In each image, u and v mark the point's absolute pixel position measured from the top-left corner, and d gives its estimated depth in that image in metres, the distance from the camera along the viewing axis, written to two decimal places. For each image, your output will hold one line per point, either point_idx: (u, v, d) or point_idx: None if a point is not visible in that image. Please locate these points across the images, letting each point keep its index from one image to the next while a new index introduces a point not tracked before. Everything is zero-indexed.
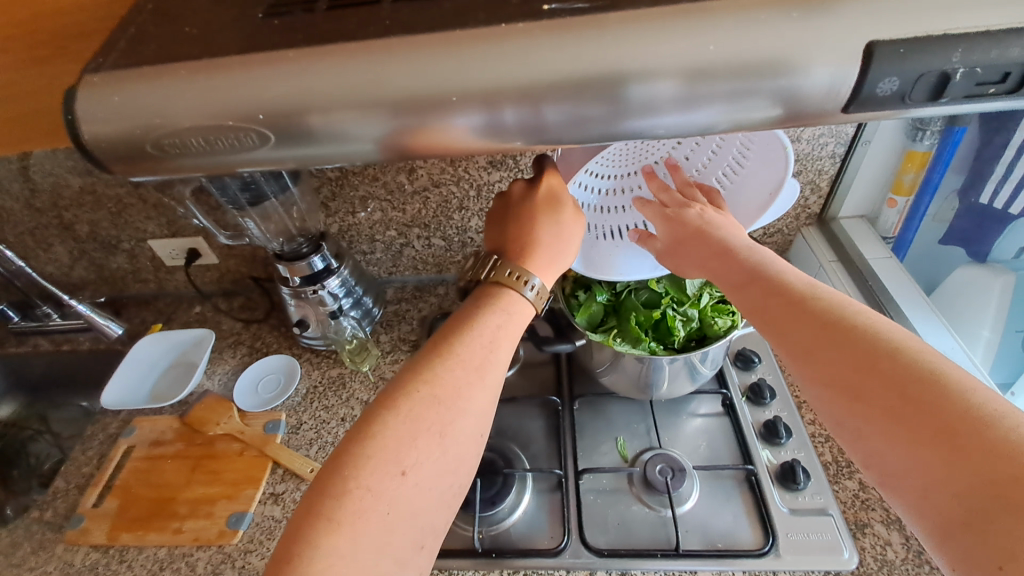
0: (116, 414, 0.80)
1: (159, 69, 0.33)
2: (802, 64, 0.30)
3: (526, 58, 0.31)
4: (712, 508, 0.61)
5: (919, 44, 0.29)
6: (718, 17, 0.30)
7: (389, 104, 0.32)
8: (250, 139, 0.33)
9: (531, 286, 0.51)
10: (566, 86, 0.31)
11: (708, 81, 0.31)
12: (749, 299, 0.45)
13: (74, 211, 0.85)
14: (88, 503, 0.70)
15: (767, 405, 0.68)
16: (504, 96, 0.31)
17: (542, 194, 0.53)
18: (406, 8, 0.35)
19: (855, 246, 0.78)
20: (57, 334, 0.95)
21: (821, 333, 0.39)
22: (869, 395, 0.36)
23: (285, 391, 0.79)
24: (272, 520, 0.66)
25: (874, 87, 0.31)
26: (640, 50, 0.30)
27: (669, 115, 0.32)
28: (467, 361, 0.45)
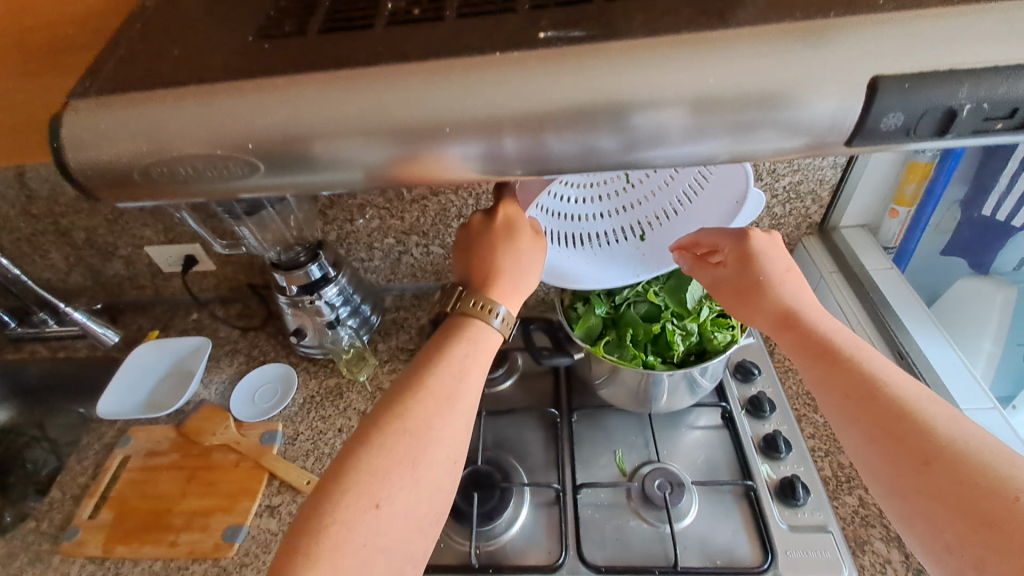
0: (112, 423, 0.80)
1: (145, 95, 0.32)
2: (807, 94, 0.29)
3: (528, 85, 0.30)
4: (711, 523, 0.60)
5: (925, 77, 0.29)
6: (721, 43, 0.30)
7: (388, 133, 0.31)
8: (238, 168, 0.33)
9: (497, 316, 0.50)
10: (565, 116, 0.30)
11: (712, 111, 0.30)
12: (832, 390, 0.45)
13: (71, 218, 0.85)
14: (84, 514, 0.69)
15: (766, 418, 0.68)
16: (506, 123, 0.31)
17: (497, 220, 0.52)
18: (397, 32, 0.34)
19: (856, 257, 0.77)
20: (55, 340, 0.95)
21: (933, 447, 0.38)
22: (991, 520, 0.34)
23: (281, 401, 0.79)
24: (267, 533, 0.65)
25: (878, 121, 0.30)
26: (647, 78, 0.30)
27: (674, 145, 0.32)
28: (437, 392, 0.45)
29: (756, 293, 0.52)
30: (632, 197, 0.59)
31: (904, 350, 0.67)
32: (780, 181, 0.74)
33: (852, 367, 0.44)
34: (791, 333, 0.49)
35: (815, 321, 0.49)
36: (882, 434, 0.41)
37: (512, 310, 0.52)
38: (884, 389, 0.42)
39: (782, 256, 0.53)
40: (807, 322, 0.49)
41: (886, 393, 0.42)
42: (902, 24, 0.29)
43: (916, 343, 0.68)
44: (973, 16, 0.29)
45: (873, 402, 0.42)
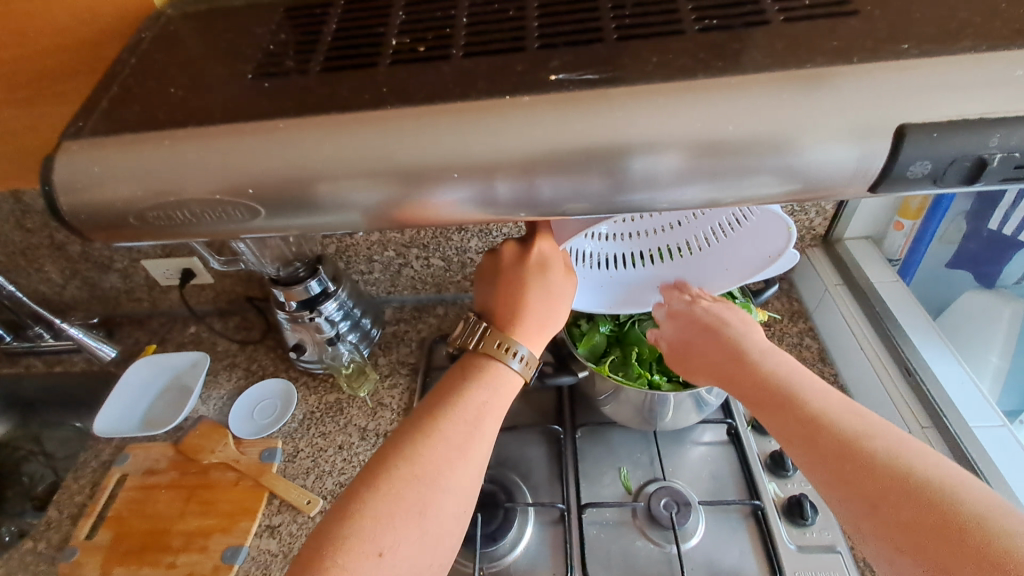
0: (109, 440, 0.79)
1: (140, 135, 0.31)
2: (815, 136, 0.29)
3: (531, 124, 0.29)
4: (718, 543, 0.59)
5: (951, 126, 0.28)
6: (732, 82, 0.29)
7: (384, 175, 0.30)
8: (238, 213, 0.32)
9: (519, 357, 0.50)
10: (565, 160, 0.30)
11: (717, 155, 0.29)
12: (778, 426, 0.45)
13: (66, 232, 0.84)
14: (81, 535, 0.68)
15: (772, 435, 0.67)
16: (506, 166, 0.30)
17: (530, 256, 0.52)
18: (400, 72, 0.33)
19: (859, 269, 0.77)
20: (50, 355, 0.94)
21: (880, 486, 0.38)
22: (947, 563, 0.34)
23: (281, 417, 0.78)
24: (267, 554, 0.64)
25: (905, 169, 0.30)
26: (657, 120, 0.29)
27: (670, 189, 0.31)
28: (449, 438, 0.45)
29: (705, 346, 0.53)
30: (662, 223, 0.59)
31: (913, 365, 0.66)
32: None
33: (797, 409, 0.44)
34: (739, 381, 0.49)
35: (758, 363, 0.49)
36: (831, 475, 0.41)
37: (535, 350, 0.52)
38: (827, 425, 0.42)
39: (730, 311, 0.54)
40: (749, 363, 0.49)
41: (827, 427, 0.42)
42: (916, 64, 0.29)
43: (925, 360, 0.66)
44: (985, 56, 0.29)
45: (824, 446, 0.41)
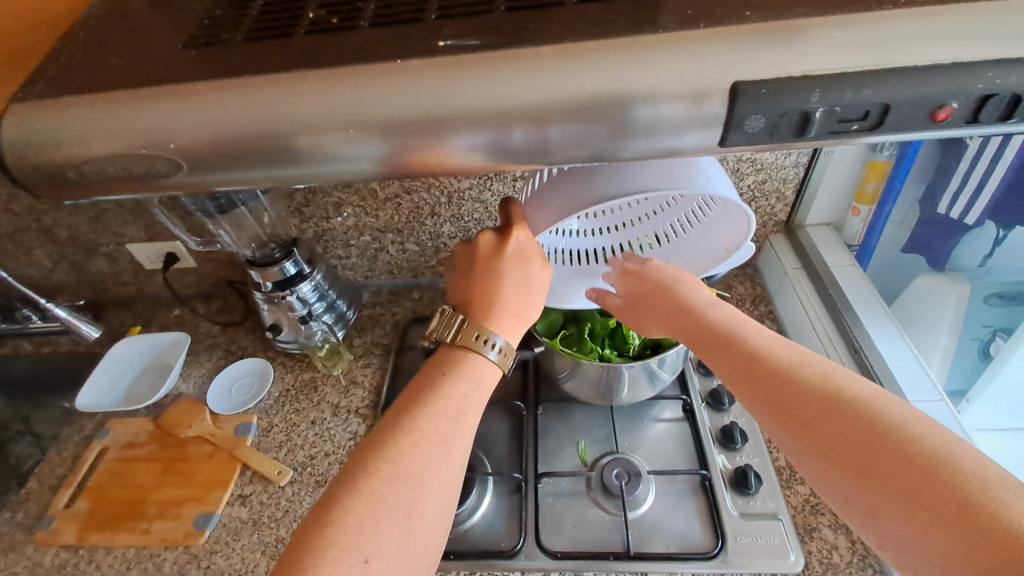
0: (92, 416, 0.82)
1: (92, 103, 0.34)
2: (699, 100, 0.32)
3: (438, 91, 0.33)
4: (667, 511, 0.62)
5: (779, 84, 0.31)
6: (623, 56, 0.32)
7: (392, 125, 0.34)
8: (160, 166, 0.35)
9: (495, 347, 0.52)
10: (569, 108, 0.33)
11: (613, 118, 0.33)
12: (722, 366, 0.47)
13: (52, 215, 0.87)
14: (60, 504, 0.71)
15: (726, 410, 0.70)
16: (427, 126, 0.34)
17: (508, 248, 0.51)
18: (327, 44, 0.36)
19: (818, 253, 0.79)
20: (39, 336, 0.98)
21: (815, 407, 0.39)
22: (873, 470, 0.35)
23: (256, 394, 0.80)
24: (238, 521, 0.67)
25: (742, 124, 0.33)
26: (542, 88, 0.32)
27: (672, 135, 0.34)
28: (431, 436, 0.46)
29: (642, 307, 0.54)
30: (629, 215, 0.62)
31: (858, 343, 0.69)
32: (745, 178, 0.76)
33: (745, 351, 0.45)
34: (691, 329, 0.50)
35: (710, 313, 0.50)
36: (768, 403, 0.42)
37: (511, 341, 0.53)
38: (764, 358, 0.44)
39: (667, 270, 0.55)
40: (691, 311, 0.51)
41: (764, 362, 0.44)
42: (794, 39, 0.31)
43: (870, 340, 0.69)
44: (858, 28, 0.31)
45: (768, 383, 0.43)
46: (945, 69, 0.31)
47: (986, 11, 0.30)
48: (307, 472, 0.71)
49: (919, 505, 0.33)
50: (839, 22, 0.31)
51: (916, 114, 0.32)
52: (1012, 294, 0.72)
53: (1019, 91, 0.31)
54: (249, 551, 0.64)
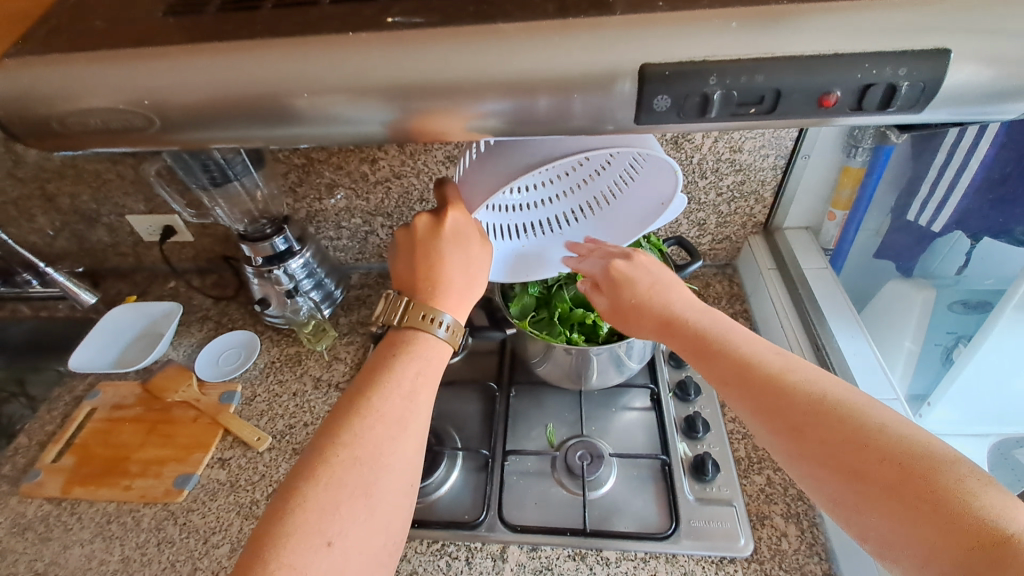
0: (83, 378, 0.85)
1: (80, 64, 0.37)
2: (620, 83, 0.34)
3: (384, 62, 0.35)
4: (626, 493, 0.64)
5: (682, 68, 0.34)
6: (553, 38, 0.34)
7: (393, 94, 0.36)
8: (138, 123, 0.38)
9: (442, 325, 0.52)
10: (561, 84, 0.35)
11: (544, 95, 0.35)
12: (700, 359, 0.49)
13: (56, 183, 0.90)
14: (47, 458, 0.74)
15: (691, 402, 0.71)
16: (379, 96, 0.36)
17: (445, 228, 0.52)
18: (303, 18, 0.38)
19: (794, 257, 0.81)
20: (37, 300, 1.02)
21: (781, 395, 0.42)
22: (835, 450, 0.38)
23: (243, 364, 0.83)
24: (215, 483, 0.70)
25: (652, 104, 0.35)
26: (475, 65, 0.35)
27: (675, 120, 0.36)
28: (386, 417, 0.47)
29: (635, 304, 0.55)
30: (571, 180, 0.62)
31: (821, 341, 0.72)
32: (723, 179, 0.77)
33: (731, 357, 0.47)
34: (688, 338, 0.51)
35: (704, 322, 0.51)
36: (740, 393, 0.45)
37: (460, 318, 0.55)
38: (736, 350, 0.47)
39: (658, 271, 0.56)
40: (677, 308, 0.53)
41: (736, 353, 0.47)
42: (719, 31, 0.33)
43: (835, 343, 0.71)
44: (783, 23, 0.33)
45: (760, 391, 0.44)
46: (826, 61, 0.33)
47: (901, 11, 0.33)
48: (285, 440, 0.74)
49: (900, 501, 0.34)
50: (776, 14, 0.33)
51: (804, 102, 0.34)
52: (975, 301, 0.74)
53: (894, 82, 0.33)
54: (224, 511, 0.67)
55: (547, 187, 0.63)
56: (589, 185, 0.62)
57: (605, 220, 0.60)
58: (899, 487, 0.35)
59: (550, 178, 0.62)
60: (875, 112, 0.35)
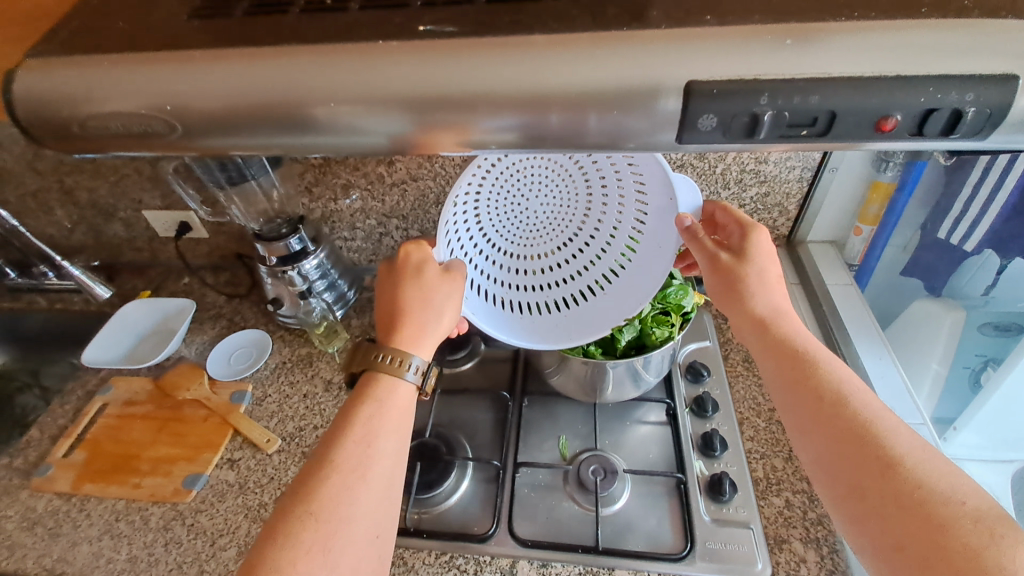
0: (96, 372, 0.85)
1: (100, 66, 0.36)
2: (657, 99, 0.33)
3: (413, 70, 0.34)
4: (640, 510, 0.63)
5: (728, 86, 0.32)
6: (587, 50, 0.33)
7: (417, 105, 0.35)
8: (155, 128, 0.37)
9: (412, 367, 0.52)
10: (593, 99, 0.33)
11: (575, 112, 0.34)
12: (769, 354, 0.51)
13: (75, 177, 0.91)
14: (58, 453, 0.74)
15: (708, 418, 0.70)
16: (406, 106, 0.35)
17: (405, 265, 0.57)
18: (330, 24, 0.38)
19: (818, 273, 0.78)
20: (53, 293, 1.02)
21: (837, 411, 0.44)
22: (869, 477, 0.41)
23: (254, 364, 0.83)
24: (225, 484, 0.70)
25: (695, 122, 0.34)
26: (505, 76, 0.34)
27: (710, 139, 0.35)
28: (342, 466, 0.46)
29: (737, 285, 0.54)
30: (591, 252, 0.68)
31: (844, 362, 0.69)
32: (747, 191, 0.75)
33: (800, 364, 0.48)
34: (760, 339, 0.52)
35: (786, 327, 0.51)
36: (800, 397, 0.47)
37: (426, 356, 0.54)
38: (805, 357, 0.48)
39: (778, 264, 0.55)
40: (766, 304, 0.53)
41: (805, 360, 0.48)
42: (763, 48, 0.32)
43: (861, 365, 0.69)
44: (830, 39, 0.32)
45: (808, 408, 0.46)
46: (886, 82, 0.31)
47: (954, 33, 0.31)
48: (295, 443, 0.73)
49: (913, 541, 0.37)
50: (821, 33, 0.32)
51: (859, 123, 0.33)
52: (1007, 324, 0.72)
53: (960, 107, 0.32)
54: (231, 512, 0.67)
55: (583, 254, 0.68)
56: (609, 250, 0.67)
57: (638, 270, 0.63)
58: (915, 529, 0.37)
59: (579, 249, 0.68)
60: (936, 138, 0.34)
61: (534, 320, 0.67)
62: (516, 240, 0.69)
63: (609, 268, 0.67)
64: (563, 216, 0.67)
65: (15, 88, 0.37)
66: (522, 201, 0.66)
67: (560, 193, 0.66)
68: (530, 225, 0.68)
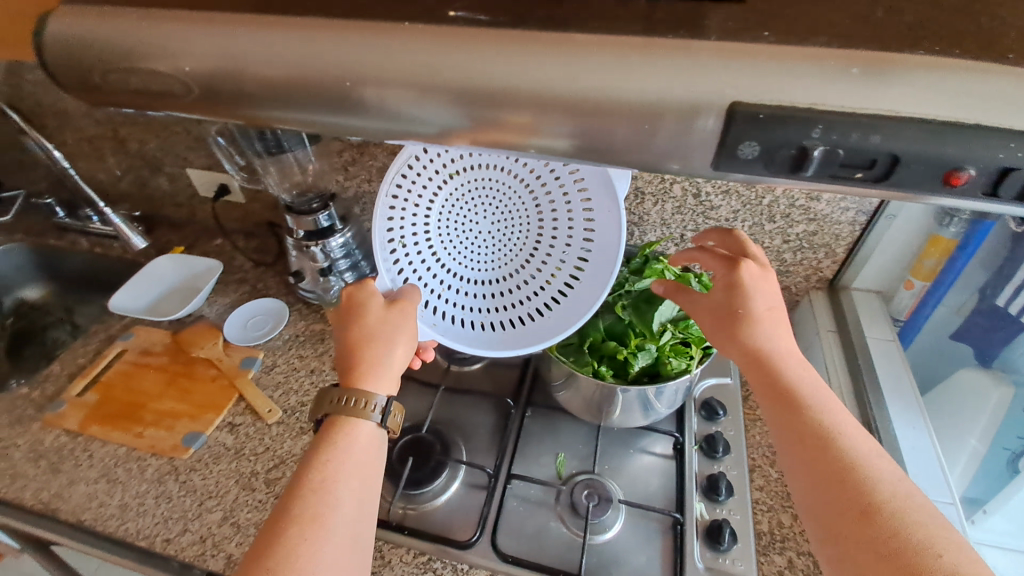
0: (120, 318, 0.88)
1: (131, 20, 0.36)
2: (700, 117, 0.30)
3: (446, 57, 0.33)
4: (630, 544, 0.60)
5: (778, 113, 0.29)
6: (630, 56, 0.31)
7: (445, 93, 0.33)
8: (177, 89, 0.37)
9: (376, 406, 0.51)
10: (627, 111, 0.31)
11: (611, 121, 0.32)
12: (764, 393, 0.48)
13: (128, 128, 0.94)
14: (72, 392, 0.76)
15: (717, 460, 0.66)
16: (434, 94, 0.34)
17: (352, 305, 0.57)
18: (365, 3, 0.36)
19: (859, 323, 0.73)
20: (94, 236, 1.06)
21: (832, 466, 0.42)
22: (858, 545, 0.38)
23: (268, 333, 0.83)
24: (221, 446, 0.70)
25: (736, 150, 0.31)
26: (537, 75, 0.32)
27: (750, 168, 0.32)
28: (299, 518, 0.44)
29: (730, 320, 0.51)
30: (548, 269, 0.65)
31: (874, 421, 0.64)
32: (793, 227, 0.71)
33: (795, 407, 0.46)
34: (764, 379, 0.48)
35: (785, 364, 0.48)
36: (794, 443, 0.44)
37: (389, 391, 0.53)
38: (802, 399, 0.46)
39: (770, 293, 0.52)
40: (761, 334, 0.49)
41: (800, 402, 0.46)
42: (827, 75, 0.29)
43: (892, 431, 0.63)
44: (900, 72, 0.29)
45: (812, 458, 0.43)
46: (964, 130, 0.28)
47: None
48: (295, 418, 0.73)
49: None
50: (890, 66, 0.29)
51: (926, 172, 0.29)
52: None
53: None
54: (223, 476, 0.67)
55: (548, 264, 0.64)
56: (564, 264, 0.64)
57: (596, 276, 0.61)
58: None
59: (542, 263, 0.65)
60: (1010, 202, 0.30)
61: (504, 337, 0.65)
62: (476, 263, 0.66)
63: (574, 270, 0.63)
64: (518, 229, 0.64)
65: (48, 32, 0.37)
66: (472, 222, 0.64)
67: (502, 206, 0.64)
68: (490, 247, 0.66)
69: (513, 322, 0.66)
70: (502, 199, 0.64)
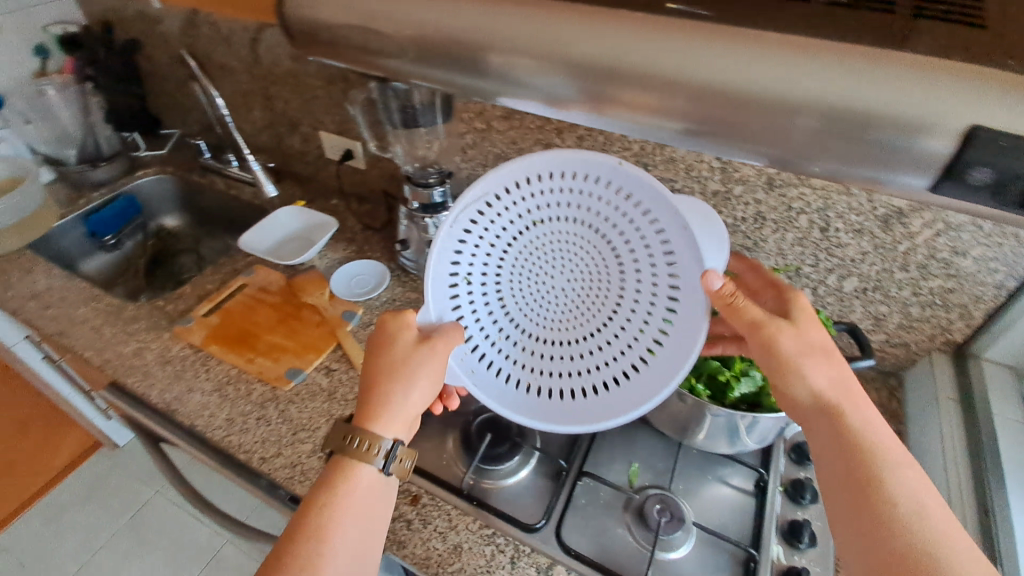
0: (243, 256, 0.97)
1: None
2: (872, 131, 0.36)
3: (604, 37, 0.42)
4: (697, 569, 0.58)
5: (938, 126, 0.35)
6: (784, 56, 0.38)
7: (613, 72, 0.42)
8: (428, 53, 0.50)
9: (382, 451, 0.50)
10: (776, 100, 0.38)
11: (786, 130, 0.39)
12: (820, 445, 0.46)
13: (277, 87, 1.03)
14: (199, 311, 0.86)
15: (803, 507, 0.62)
16: (571, 75, 0.44)
17: (381, 336, 0.55)
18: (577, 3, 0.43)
19: (988, 398, 0.66)
20: (231, 179, 1.18)
21: (886, 534, 0.39)
22: None
23: (369, 293, 0.89)
24: (317, 386, 0.76)
25: (896, 148, 0.36)
26: (702, 62, 0.39)
27: (903, 169, 0.37)
28: (290, 564, 0.44)
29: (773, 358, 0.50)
30: (624, 338, 0.58)
31: (994, 507, 0.57)
32: (927, 280, 0.66)
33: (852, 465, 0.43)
34: (823, 429, 0.46)
35: (849, 420, 0.45)
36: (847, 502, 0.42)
37: (400, 435, 0.52)
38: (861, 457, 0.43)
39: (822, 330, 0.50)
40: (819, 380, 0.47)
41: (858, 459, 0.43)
42: (981, 100, 0.34)
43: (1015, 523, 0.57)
44: None
45: (865, 521, 0.41)
46: None
47: None
48: None
49: None
50: None
51: None
52: None
53: None
54: (316, 413, 0.72)
55: (620, 337, 0.58)
56: (641, 336, 0.57)
57: (673, 354, 0.54)
58: None
59: (614, 334, 0.59)
60: None
61: (566, 407, 0.59)
62: (546, 318, 0.60)
63: (652, 346, 0.57)
64: (591, 293, 0.59)
65: None
66: (546, 273, 0.59)
67: (581, 267, 0.59)
68: (558, 309, 0.60)
69: (573, 393, 0.60)
70: (580, 259, 0.59)
